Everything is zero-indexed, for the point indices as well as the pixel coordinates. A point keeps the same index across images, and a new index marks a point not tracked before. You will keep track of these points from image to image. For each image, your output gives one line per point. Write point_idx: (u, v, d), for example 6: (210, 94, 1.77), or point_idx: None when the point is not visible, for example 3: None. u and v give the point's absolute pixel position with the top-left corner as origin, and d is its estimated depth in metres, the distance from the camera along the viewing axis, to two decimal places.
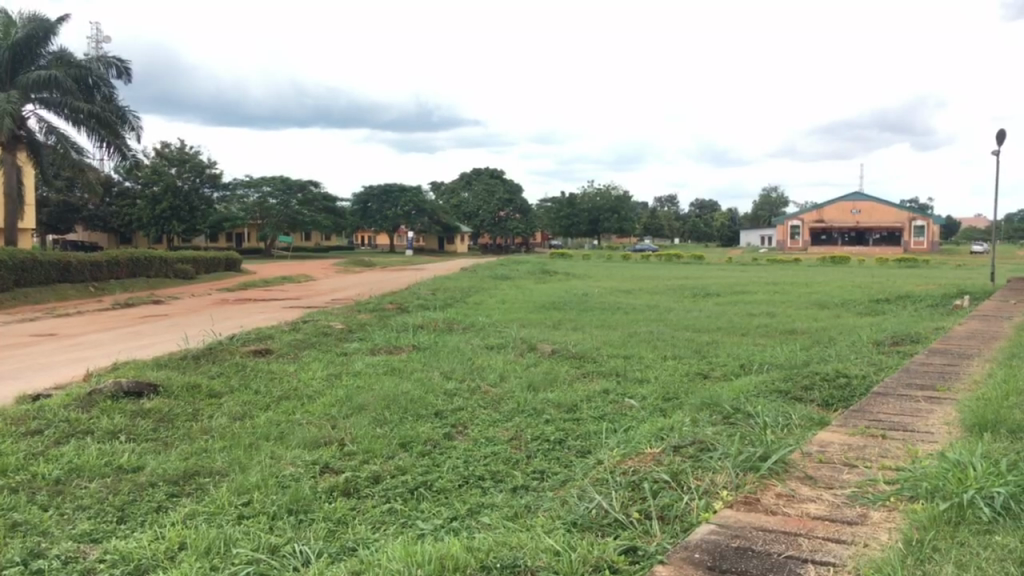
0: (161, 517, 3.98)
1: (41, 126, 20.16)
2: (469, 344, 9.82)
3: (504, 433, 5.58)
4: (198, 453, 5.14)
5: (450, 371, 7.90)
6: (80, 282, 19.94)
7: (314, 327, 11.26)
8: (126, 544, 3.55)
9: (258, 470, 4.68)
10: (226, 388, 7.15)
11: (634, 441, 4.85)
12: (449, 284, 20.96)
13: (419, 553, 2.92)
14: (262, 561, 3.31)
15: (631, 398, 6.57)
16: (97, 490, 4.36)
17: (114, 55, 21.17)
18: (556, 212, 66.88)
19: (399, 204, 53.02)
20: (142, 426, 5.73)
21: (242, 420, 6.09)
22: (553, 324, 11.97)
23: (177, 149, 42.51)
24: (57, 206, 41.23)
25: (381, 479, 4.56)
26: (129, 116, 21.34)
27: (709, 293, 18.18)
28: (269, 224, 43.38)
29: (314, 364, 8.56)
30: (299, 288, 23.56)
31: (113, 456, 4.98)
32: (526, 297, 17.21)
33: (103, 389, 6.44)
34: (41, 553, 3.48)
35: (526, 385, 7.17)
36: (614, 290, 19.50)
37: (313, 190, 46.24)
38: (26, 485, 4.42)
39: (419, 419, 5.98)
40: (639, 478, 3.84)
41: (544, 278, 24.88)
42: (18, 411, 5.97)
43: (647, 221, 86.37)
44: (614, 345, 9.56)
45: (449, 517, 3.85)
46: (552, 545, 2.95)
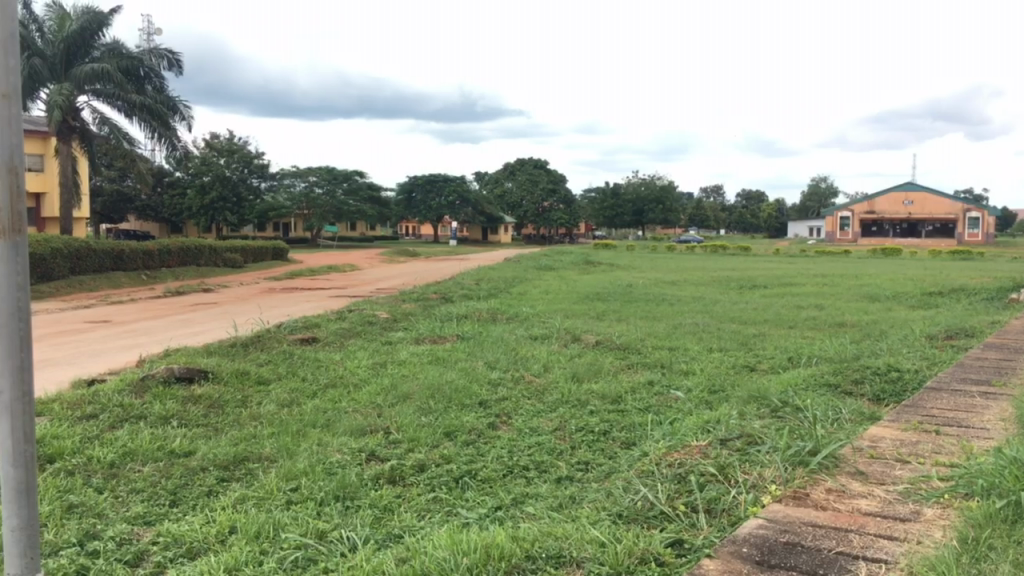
0: (211, 501, 4.06)
1: (94, 117, 20.59)
2: (513, 335, 9.83)
3: (548, 424, 5.58)
4: (247, 439, 5.22)
5: (494, 361, 7.93)
6: (132, 270, 20.34)
7: (360, 316, 11.41)
8: (178, 527, 3.63)
9: (306, 457, 4.75)
10: (274, 375, 7.26)
11: (680, 434, 4.81)
12: (492, 274, 21.00)
13: (465, 542, 2.94)
14: (310, 546, 3.36)
15: (676, 390, 6.52)
16: (150, 474, 4.45)
17: (164, 48, 21.54)
18: (599, 203, 66.33)
19: (443, 194, 53.28)
20: (194, 411, 5.85)
21: (290, 407, 6.17)
22: (597, 315, 11.91)
23: (226, 140, 43.19)
24: (110, 196, 42.20)
25: (426, 467, 4.59)
26: (179, 107, 21.67)
27: (755, 285, 17.97)
28: (315, 215, 43.83)
29: (359, 352, 8.63)
30: (344, 277, 23.80)
31: (165, 441, 5.08)
32: (570, 287, 17.17)
33: (155, 374, 6.57)
34: (97, 534, 3.57)
35: (569, 375, 7.17)
36: (659, 281, 19.37)
37: (359, 180, 46.59)
38: (82, 468, 4.54)
39: (464, 409, 6.01)
40: (685, 471, 3.82)
41: (587, 269, 24.83)
42: (74, 396, 6.13)
43: (692, 212, 85.59)
44: (659, 337, 9.49)
45: (493, 506, 3.86)
46: (598, 537, 2.95)
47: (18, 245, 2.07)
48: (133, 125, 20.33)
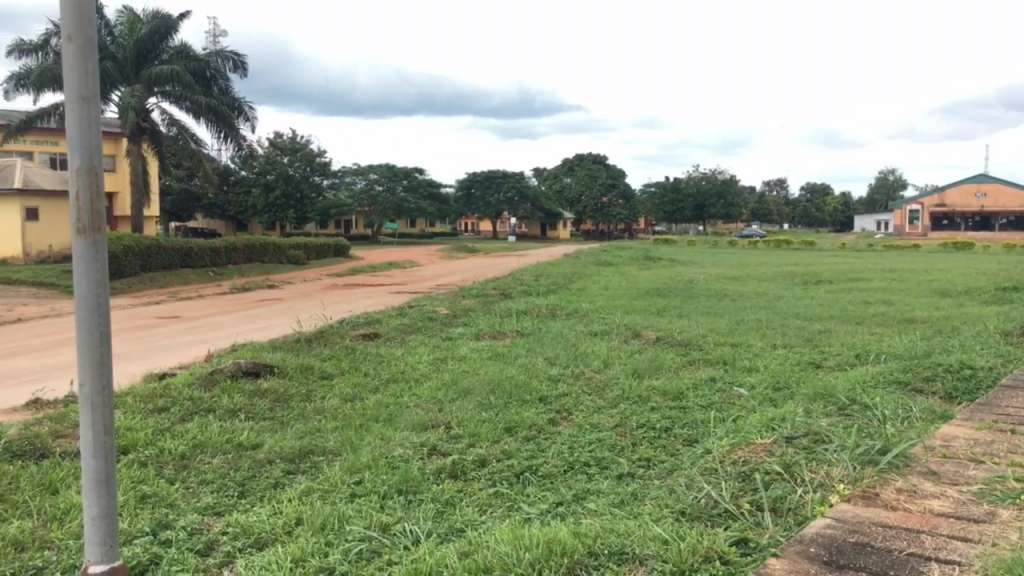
0: (278, 493, 4.14)
1: (163, 118, 21.17)
2: (573, 331, 9.80)
3: (609, 420, 5.55)
4: (312, 432, 5.33)
5: (554, 357, 7.92)
6: (200, 267, 20.84)
7: (420, 312, 11.51)
8: (246, 518, 3.71)
9: (369, 451, 4.81)
10: (337, 370, 7.38)
11: (744, 431, 4.75)
12: (551, 270, 20.97)
13: (527, 536, 2.96)
14: (374, 538, 3.41)
15: (740, 386, 6.44)
16: (219, 466, 4.57)
17: (230, 50, 21.99)
18: (659, 198, 65.76)
19: (502, 190, 53.43)
20: (260, 405, 5.98)
21: (353, 402, 6.26)
22: (658, 312, 11.81)
23: (289, 139, 43.95)
24: (178, 195, 43.32)
25: (487, 462, 4.62)
26: (244, 108, 22.13)
27: (820, 280, 17.61)
28: (375, 212, 44.39)
29: (420, 348, 8.72)
30: (403, 274, 24.02)
31: (232, 433, 5.21)
32: (630, 283, 17.05)
33: (223, 369, 6.74)
34: (168, 524, 3.68)
35: (630, 371, 7.13)
36: (721, 277, 19.10)
37: (419, 177, 46.99)
38: (154, 459, 4.67)
39: (524, 404, 6.02)
40: (750, 469, 3.77)
41: (647, 264, 24.64)
42: (146, 390, 6.31)
43: (755, 206, 84.26)
44: (721, 333, 9.36)
45: (555, 502, 3.86)
46: (661, 534, 2.93)
47: (97, 244, 2.15)
48: (200, 125, 20.85)
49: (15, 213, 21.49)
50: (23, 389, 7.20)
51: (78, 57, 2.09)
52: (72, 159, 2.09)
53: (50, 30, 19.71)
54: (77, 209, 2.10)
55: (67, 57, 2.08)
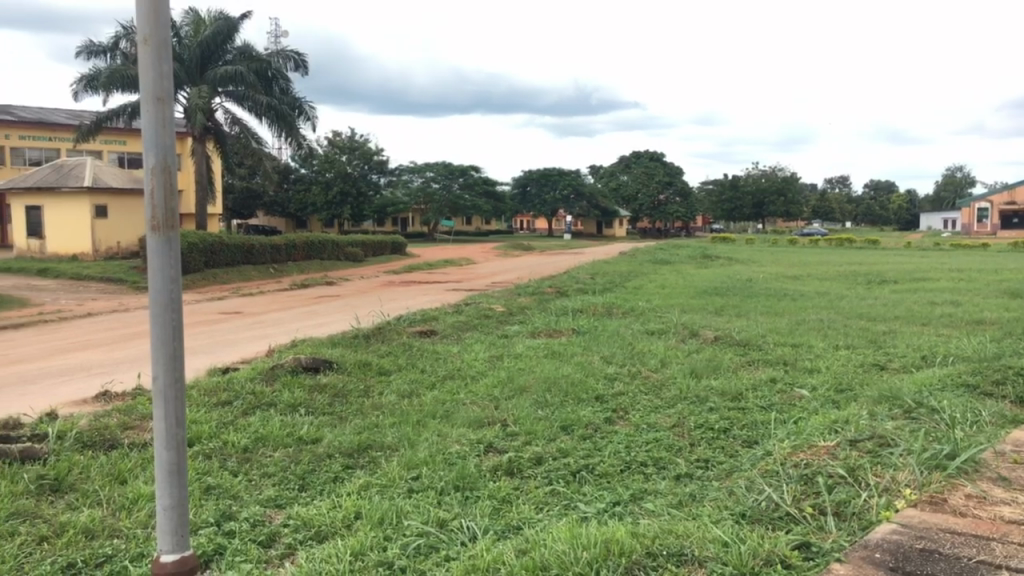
0: (337, 487, 4.20)
1: (226, 118, 21.64)
2: (630, 329, 9.73)
3: (666, 420, 5.51)
4: (371, 427, 5.40)
5: (610, 356, 7.88)
6: (262, 264, 21.24)
7: (476, 309, 11.58)
8: (308, 511, 3.78)
9: (426, 447, 4.85)
10: (395, 366, 7.46)
11: (806, 433, 4.68)
12: (607, 268, 20.87)
13: (584, 536, 2.95)
14: (431, 533, 3.44)
15: (801, 388, 6.34)
16: (280, 459, 4.66)
17: (291, 50, 22.40)
18: (718, 195, 64.95)
19: (558, 188, 53.34)
20: (320, 400, 6.08)
21: (410, 397, 6.33)
22: (716, 311, 11.67)
23: (347, 138, 44.50)
24: (240, 193, 44.16)
25: (543, 460, 4.61)
26: (305, 107, 22.49)
27: (885, 280, 17.14)
28: (432, 210, 44.75)
29: (476, 345, 8.77)
30: (459, 271, 24.16)
31: (293, 427, 5.30)
32: (688, 281, 16.91)
33: (284, 364, 6.87)
34: (233, 515, 3.76)
35: (688, 371, 7.06)
36: (780, 276, 18.78)
37: (475, 175, 47.17)
38: (218, 451, 4.79)
39: (580, 403, 6.01)
40: (812, 471, 3.71)
41: (706, 263, 24.42)
42: (211, 383, 6.46)
43: (816, 205, 82.61)
44: (781, 333, 9.22)
45: (612, 502, 3.84)
46: (721, 536, 2.90)
47: (170, 240, 2.20)
48: (262, 125, 21.27)
49: (85, 211, 22.16)
50: (95, 382, 7.43)
51: (154, 58, 2.15)
52: (146, 158, 2.16)
53: (119, 32, 20.28)
54: (152, 207, 2.16)
55: (144, 58, 2.14)
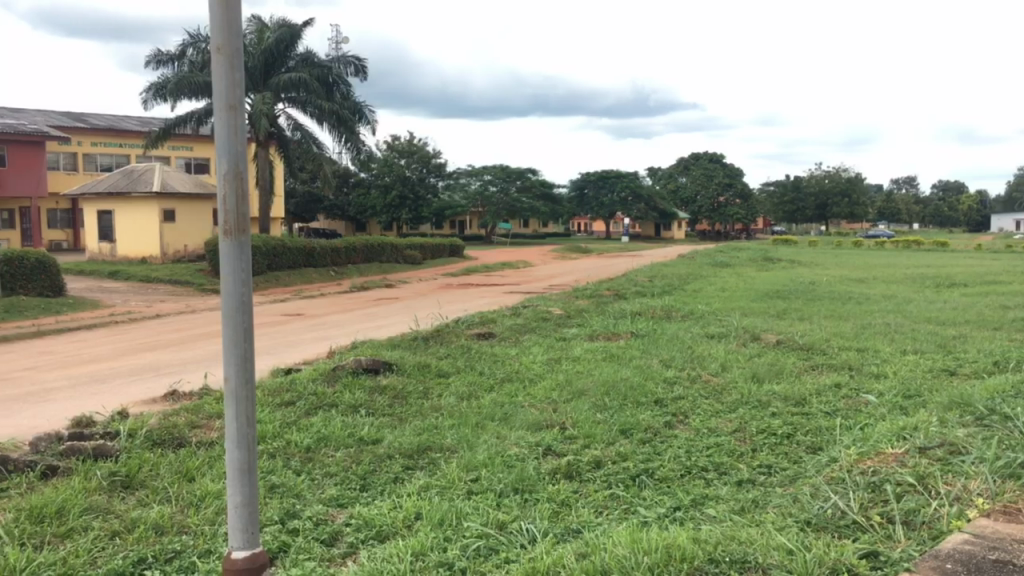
0: (398, 487, 4.25)
1: (288, 123, 22.07)
2: (689, 333, 9.62)
3: (727, 425, 5.44)
4: (430, 429, 5.44)
5: (669, 359, 7.82)
6: (323, 267, 21.57)
7: (534, 312, 11.59)
8: (368, 511, 3.83)
9: (485, 449, 4.88)
10: (454, 368, 7.50)
11: (873, 440, 4.57)
12: (666, 271, 20.69)
13: (645, 541, 2.93)
14: (491, 536, 3.45)
15: (867, 393, 6.20)
16: (342, 459, 4.72)
17: (352, 55, 22.69)
18: (779, 196, 63.89)
19: (616, 190, 53.10)
20: (380, 401, 6.15)
21: (469, 400, 6.36)
22: (778, 314, 11.46)
23: (406, 141, 44.92)
24: (302, 197, 44.92)
25: (602, 463, 4.60)
26: (365, 112, 22.77)
27: (956, 283, 16.64)
28: (489, 212, 44.97)
29: (534, 348, 8.77)
30: (517, 274, 24.20)
31: (354, 428, 5.37)
32: (749, 285, 16.66)
33: (344, 365, 6.97)
34: (296, 514, 3.83)
35: (749, 375, 6.96)
36: (844, 279, 18.36)
37: (532, 177, 47.26)
38: (282, 451, 4.88)
39: (639, 406, 5.97)
40: (880, 479, 3.62)
41: (766, 265, 24.06)
42: (274, 384, 6.58)
43: (881, 205, 80.67)
44: (846, 337, 9.03)
45: (673, 507, 3.81)
46: (784, 543, 2.85)
47: (241, 245, 2.25)
48: (324, 130, 21.64)
49: (154, 215, 22.79)
50: (163, 381, 7.64)
51: (226, 66, 2.20)
52: (219, 164, 2.21)
53: (185, 40, 20.86)
54: (225, 210, 2.21)
55: (218, 67, 2.20)
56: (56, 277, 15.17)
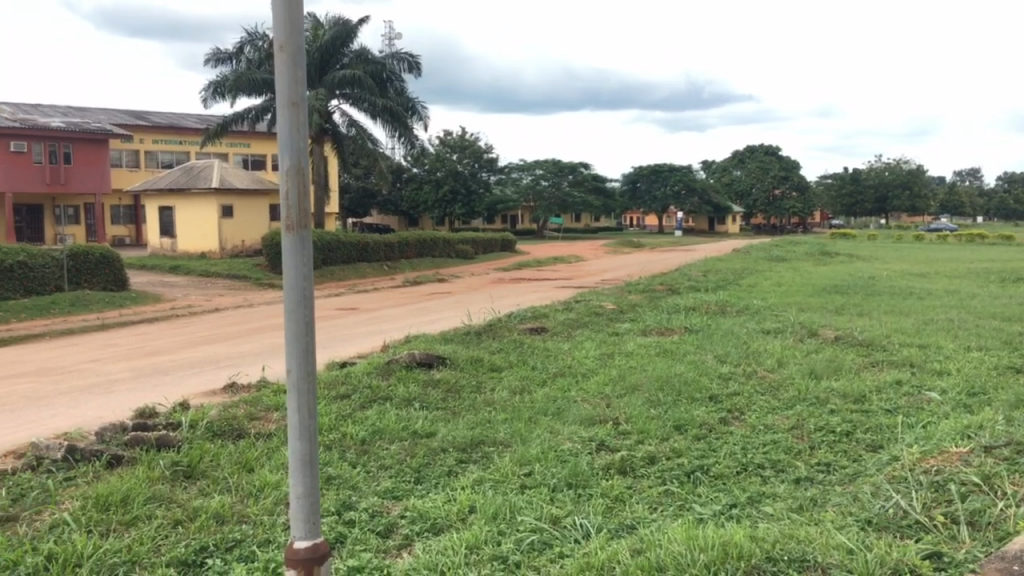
0: (452, 480, 4.28)
1: (342, 120, 22.31)
2: (745, 328, 9.50)
3: (784, 422, 5.36)
4: (483, 423, 5.46)
5: (724, 354, 7.74)
6: (376, 261, 21.79)
7: (587, 307, 11.54)
8: (423, 504, 3.86)
9: (538, 443, 4.89)
10: (506, 363, 7.51)
11: (936, 438, 4.46)
12: (720, 265, 20.46)
13: (701, 538, 2.91)
14: (545, 530, 3.45)
15: (930, 391, 6.05)
16: (396, 452, 4.77)
17: (405, 51, 22.83)
18: (837, 189, 62.67)
19: (669, 183, 52.76)
20: (434, 395, 6.20)
21: (522, 394, 6.37)
22: (837, 310, 11.26)
23: (459, 137, 45.11)
24: (356, 193, 45.41)
25: (656, 460, 4.57)
26: (418, 107, 22.90)
27: (1022, 278, 16.14)
28: (541, 207, 44.98)
29: (586, 343, 8.74)
30: (569, 268, 24.16)
31: (408, 421, 5.43)
32: (805, 279, 16.38)
33: (399, 359, 7.04)
34: (352, 505, 3.88)
35: (806, 371, 6.85)
36: (906, 274, 17.91)
37: (584, 172, 47.14)
38: (338, 443, 4.95)
39: (693, 402, 5.91)
40: (944, 479, 3.53)
41: (823, 260, 23.62)
42: (330, 376, 6.67)
43: (944, 197, 78.60)
44: (906, 333, 8.83)
45: (729, 504, 3.77)
46: (844, 543, 2.81)
47: (303, 239, 2.27)
48: (377, 126, 21.82)
49: (212, 210, 23.28)
50: (222, 374, 7.81)
51: (288, 64, 2.23)
52: (282, 160, 2.24)
53: (243, 38, 21.26)
54: (287, 206, 2.24)
55: (280, 66, 2.23)
56: (119, 271, 15.65)
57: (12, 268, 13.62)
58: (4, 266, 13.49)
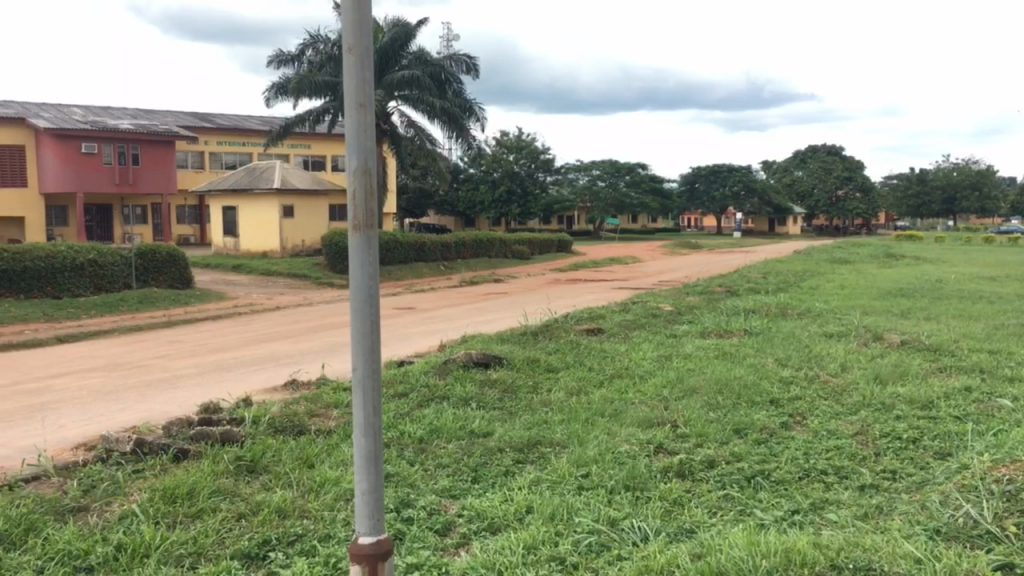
0: (508, 481, 4.29)
1: (401, 121, 22.52)
2: (806, 331, 9.34)
3: (848, 427, 5.24)
4: (540, 424, 5.45)
5: (785, 358, 7.61)
6: (433, 261, 21.95)
7: (643, 308, 11.45)
8: (480, 503, 3.87)
9: (595, 445, 4.86)
10: (563, 364, 7.50)
11: (1008, 447, 4.32)
12: (779, 267, 20.11)
13: (763, 543, 2.87)
14: (602, 532, 3.43)
15: (1001, 398, 5.86)
16: (454, 451, 4.79)
17: (464, 53, 22.96)
18: (903, 190, 61.13)
19: (727, 183, 52.16)
20: (490, 395, 6.21)
21: (578, 395, 6.34)
22: (902, 314, 10.99)
23: (515, 137, 45.18)
24: (413, 193, 45.77)
25: (716, 464, 4.50)
26: (475, 109, 22.99)
27: None
28: (597, 207, 44.91)
29: (644, 344, 8.70)
30: (625, 269, 24.02)
31: (466, 421, 5.44)
32: (869, 283, 16.02)
33: (455, 359, 7.08)
34: (410, 503, 3.91)
35: (871, 376, 6.70)
36: (976, 277, 17.35)
37: (641, 172, 46.97)
38: (396, 441, 5.00)
39: (754, 406, 5.82)
40: (1016, 488, 3.41)
41: (888, 262, 23.05)
42: (388, 375, 6.74)
43: (1015, 198, 76.05)
44: (976, 338, 8.56)
45: (791, 510, 3.70)
46: (912, 552, 2.74)
47: (369, 240, 2.30)
48: (435, 127, 21.97)
49: (274, 210, 23.71)
50: (283, 371, 7.94)
51: (357, 66, 2.25)
52: (350, 160, 2.27)
53: (305, 41, 21.58)
54: (355, 207, 2.27)
55: (349, 68, 2.25)
56: (185, 269, 16.03)
57: (83, 265, 14.05)
58: (76, 263, 13.94)
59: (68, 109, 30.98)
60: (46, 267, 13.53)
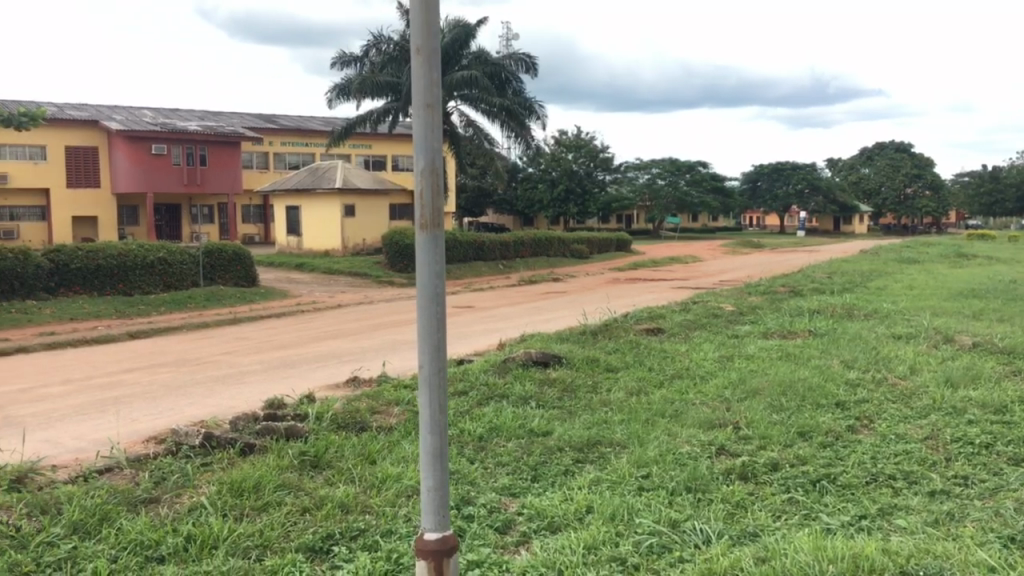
0: (568, 480, 4.28)
1: (460, 120, 22.64)
2: (873, 332, 9.12)
3: (917, 431, 5.10)
4: (599, 423, 5.43)
5: (852, 360, 7.43)
6: (492, 260, 22.02)
7: (705, 308, 11.29)
8: (540, 502, 3.87)
9: (656, 445, 4.82)
10: (623, 363, 7.44)
11: None
12: (845, 267, 19.66)
13: (830, 548, 2.80)
14: (663, 533, 3.40)
15: None
16: (513, 450, 4.80)
17: (523, 52, 22.99)
18: (975, 187, 59.26)
19: (791, 182, 51.26)
20: (550, 394, 6.21)
21: (638, 395, 6.30)
22: (974, 315, 10.63)
23: (574, 137, 45.08)
24: (472, 193, 45.94)
25: (779, 467, 4.42)
26: (535, 107, 22.98)
27: None
28: (657, 206, 44.68)
29: (704, 345, 8.61)
30: (686, 268, 23.78)
31: (525, 420, 5.44)
32: (939, 283, 15.52)
33: (515, 357, 7.09)
34: (470, 500, 3.93)
35: (941, 379, 6.51)
36: None
37: (701, 171, 46.52)
38: (456, 439, 5.03)
39: (819, 408, 5.72)
40: None
41: (959, 262, 22.32)
42: (448, 373, 6.78)
43: None
44: None
45: (858, 515, 3.62)
46: (985, 561, 2.68)
47: (435, 239, 2.32)
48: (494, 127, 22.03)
49: (336, 209, 24.06)
50: (345, 368, 8.06)
51: (425, 67, 2.27)
52: (417, 161, 2.29)
53: (368, 42, 21.88)
54: (421, 207, 2.29)
55: (417, 69, 2.27)
56: (251, 267, 16.36)
57: (153, 263, 14.47)
58: (146, 262, 14.36)
59: (140, 112, 31.93)
60: (118, 265, 13.96)
